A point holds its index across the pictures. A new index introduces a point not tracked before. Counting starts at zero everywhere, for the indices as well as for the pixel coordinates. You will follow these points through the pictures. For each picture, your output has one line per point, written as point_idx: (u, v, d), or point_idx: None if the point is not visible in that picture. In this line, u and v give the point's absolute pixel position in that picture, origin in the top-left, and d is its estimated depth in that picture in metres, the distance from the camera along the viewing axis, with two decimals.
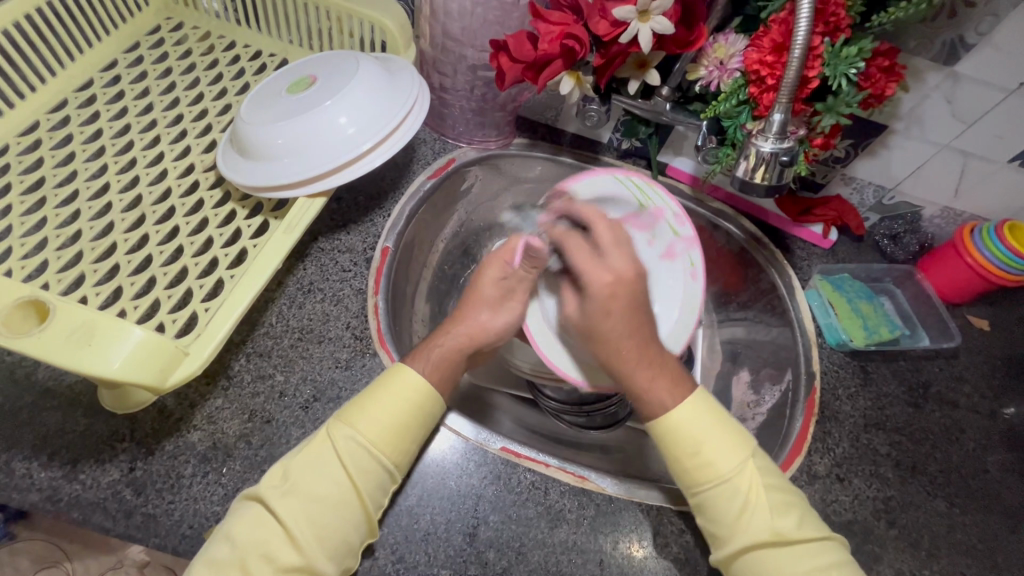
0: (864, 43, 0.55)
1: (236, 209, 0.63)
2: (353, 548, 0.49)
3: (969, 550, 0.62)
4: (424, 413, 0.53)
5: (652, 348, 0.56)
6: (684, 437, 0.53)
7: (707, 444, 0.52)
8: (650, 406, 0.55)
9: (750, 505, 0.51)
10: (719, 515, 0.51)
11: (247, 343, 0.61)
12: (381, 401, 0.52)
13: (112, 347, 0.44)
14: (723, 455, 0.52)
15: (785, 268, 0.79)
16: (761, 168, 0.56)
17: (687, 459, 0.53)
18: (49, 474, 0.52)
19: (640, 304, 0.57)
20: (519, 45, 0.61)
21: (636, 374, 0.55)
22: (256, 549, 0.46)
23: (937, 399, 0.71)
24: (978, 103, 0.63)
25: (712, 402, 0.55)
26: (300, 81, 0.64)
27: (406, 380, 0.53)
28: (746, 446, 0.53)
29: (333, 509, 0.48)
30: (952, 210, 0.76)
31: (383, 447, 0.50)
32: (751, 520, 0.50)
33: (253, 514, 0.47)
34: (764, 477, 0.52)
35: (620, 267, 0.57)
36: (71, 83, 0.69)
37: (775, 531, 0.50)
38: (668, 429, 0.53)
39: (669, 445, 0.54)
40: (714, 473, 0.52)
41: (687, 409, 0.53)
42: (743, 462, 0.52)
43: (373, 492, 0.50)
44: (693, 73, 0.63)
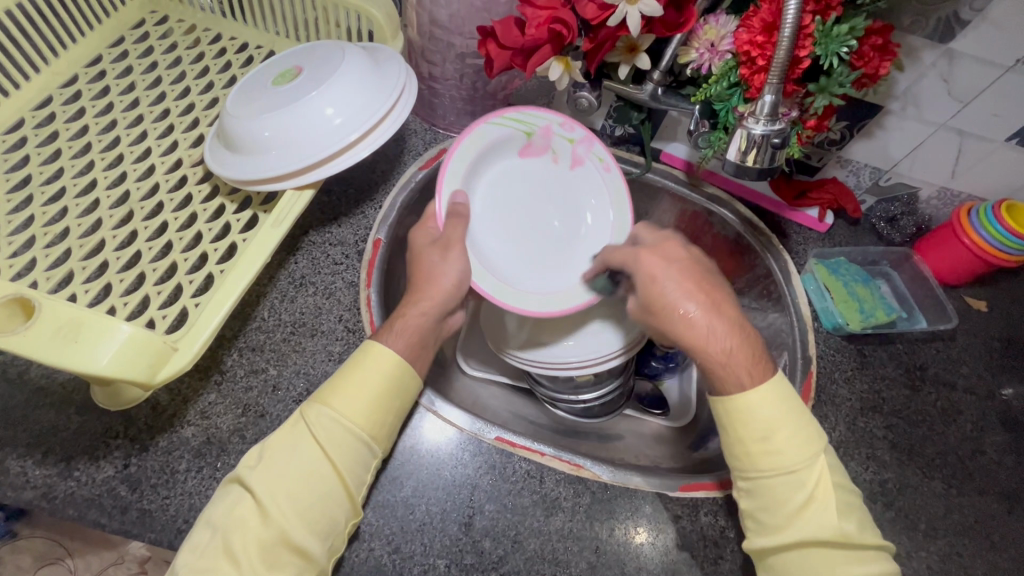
0: (856, 22, 0.53)
1: (225, 203, 0.62)
2: (336, 524, 0.49)
3: (966, 531, 0.62)
4: (398, 388, 0.52)
5: (727, 313, 0.55)
6: (759, 421, 0.52)
7: (780, 432, 0.51)
8: (723, 381, 0.53)
9: (815, 500, 0.50)
10: (780, 503, 0.51)
11: (239, 338, 0.61)
12: (355, 378, 0.51)
13: (101, 343, 0.43)
14: (793, 447, 0.51)
15: (781, 253, 0.78)
16: (753, 152, 0.56)
17: (756, 443, 0.52)
18: (43, 471, 0.52)
19: (705, 273, 0.58)
20: (506, 32, 0.60)
21: (710, 346, 0.54)
22: (236, 530, 0.46)
23: (934, 381, 0.71)
24: (974, 81, 0.62)
25: (789, 388, 0.53)
26: (285, 73, 0.63)
27: (377, 356, 0.52)
28: (818, 442, 0.52)
29: (312, 485, 0.48)
30: (949, 190, 0.75)
31: (358, 422, 0.50)
32: (813, 517, 0.49)
33: (233, 496, 0.48)
34: (834, 476, 0.51)
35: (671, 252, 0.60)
36: (55, 80, 0.68)
37: (840, 532, 0.49)
38: (739, 409, 0.52)
39: (737, 428, 0.52)
40: (782, 464, 0.51)
41: (759, 391, 0.52)
42: (814, 458, 0.51)
43: (352, 469, 0.50)
44: (684, 57, 0.62)
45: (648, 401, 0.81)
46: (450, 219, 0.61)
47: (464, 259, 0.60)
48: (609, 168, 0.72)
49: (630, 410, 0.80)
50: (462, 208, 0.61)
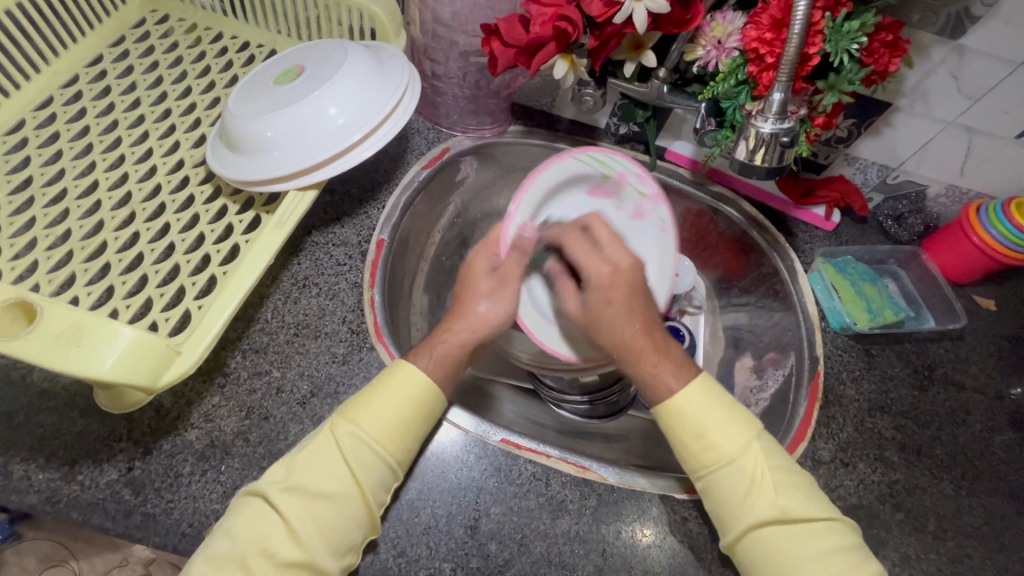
0: (866, 18, 0.53)
1: (227, 204, 0.62)
2: (353, 543, 0.48)
3: (975, 532, 0.61)
4: (426, 409, 0.52)
5: (657, 333, 0.56)
6: (693, 419, 0.51)
7: (714, 426, 0.51)
8: (654, 389, 0.53)
9: (756, 485, 0.50)
10: (728, 494, 0.50)
11: (242, 340, 0.60)
12: (386, 399, 0.51)
13: (103, 347, 0.43)
14: (729, 435, 0.51)
15: (787, 251, 0.78)
16: (761, 151, 0.55)
17: (694, 442, 0.51)
18: (46, 475, 0.52)
19: (642, 294, 0.57)
20: (511, 30, 0.59)
21: (643, 361, 0.54)
22: (256, 547, 0.45)
23: (943, 380, 0.70)
24: (984, 77, 0.62)
25: (713, 388, 0.53)
26: (287, 72, 0.63)
27: (410, 378, 0.52)
28: (749, 427, 0.52)
29: (336, 505, 0.47)
30: (957, 188, 0.75)
31: (387, 444, 0.50)
32: (756, 501, 0.49)
33: (254, 512, 0.47)
34: (768, 457, 0.51)
35: (619, 261, 0.58)
36: (56, 80, 0.68)
37: (783, 509, 0.49)
38: (671, 411, 0.52)
39: (674, 431, 0.52)
40: (721, 455, 0.50)
41: (693, 392, 0.52)
42: (748, 442, 0.51)
43: (376, 489, 0.49)
44: (691, 54, 0.61)
45: None
46: (512, 250, 0.63)
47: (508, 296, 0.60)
48: (665, 229, 0.70)
49: (635, 411, 0.79)
50: (524, 242, 0.63)
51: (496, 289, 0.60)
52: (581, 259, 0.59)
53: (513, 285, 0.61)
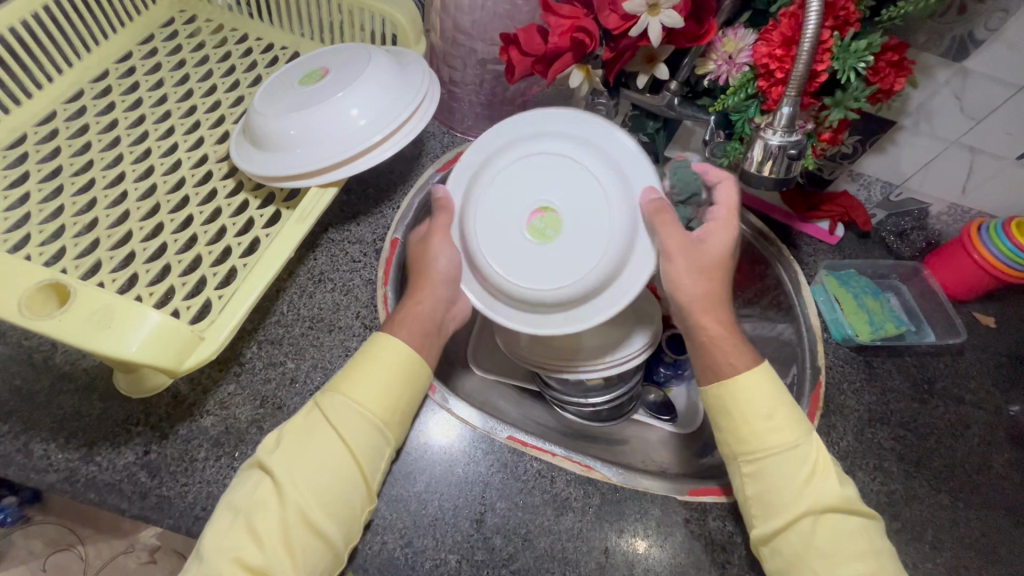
0: (874, 39, 0.55)
1: (249, 198, 0.63)
2: (354, 511, 0.49)
3: (973, 545, 0.62)
4: (410, 375, 0.54)
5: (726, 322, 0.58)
6: (755, 402, 0.54)
7: (780, 409, 0.54)
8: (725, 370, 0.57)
9: (817, 475, 0.52)
10: (786, 479, 0.52)
11: (258, 331, 0.62)
12: (374, 366, 0.53)
13: (130, 330, 0.44)
14: (793, 426, 0.53)
15: (791, 262, 0.79)
16: (769, 162, 0.56)
17: (761, 422, 0.53)
18: (66, 455, 0.53)
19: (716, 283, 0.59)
20: (529, 39, 0.61)
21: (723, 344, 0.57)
22: (257, 515, 0.47)
23: (942, 395, 0.71)
24: (987, 100, 0.63)
25: (775, 376, 0.55)
26: (312, 73, 0.65)
27: (393, 346, 0.54)
28: (807, 420, 0.55)
29: (329, 470, 0.49)
30: (958, 207, 0.76)
31: (375, 409, 0.51)
32: (817, 489, 0.51)
33: (255, 482, 0.48)
34: (825, 451, 0.54)
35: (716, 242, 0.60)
36: (87, 74, 0.70)
37: (842, 496, 0.51)
38: (733, 394, 0.55)
39: (743, 411, 0.54)
40: (784, 439, 0.53)
41: (758, 379, 0.55)
42: (808, 433, 0.54)
43: (367, 454, 0.50)
44: (702, 68, 0.64)
45: (656, 407, 0.80)
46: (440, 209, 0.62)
47: (452, 249, 0.62)
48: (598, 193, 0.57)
49: (638, 415, 0.80)
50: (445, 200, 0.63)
51: (443, 279, 0.61)
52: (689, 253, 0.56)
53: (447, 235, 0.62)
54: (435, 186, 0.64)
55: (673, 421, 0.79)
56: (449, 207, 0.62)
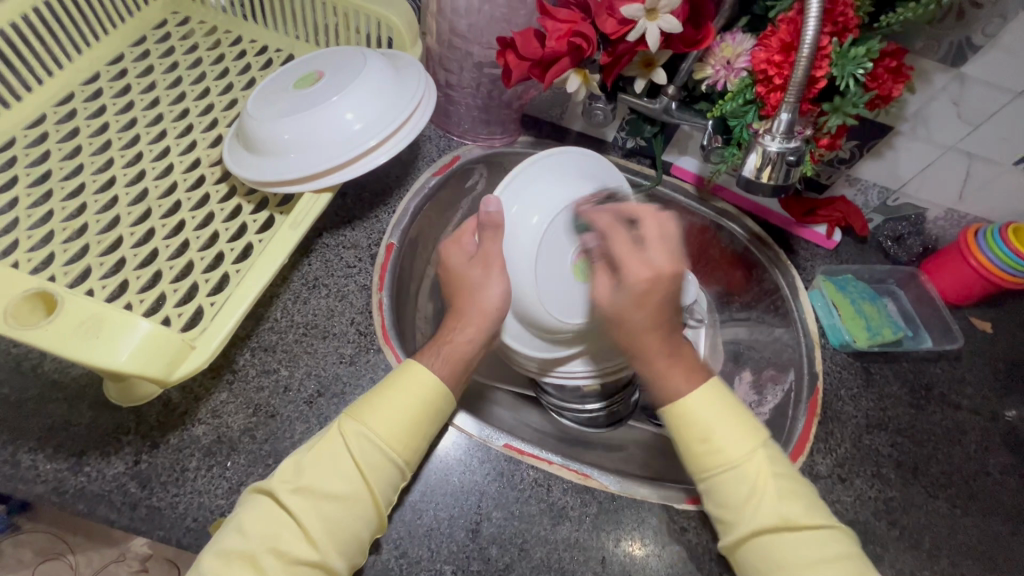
0: (873, 44, 0.54)
1: (242, 204, 0.63)
2: (362, 543, 0.49)
3: (970, 552, 0.62)
4: (433, 410, 0.53)
5: (673, 339, 0.59)
6: (696, 422, 0.53)
7: (718, 429, 0.53)
8: (665, 392, 0.56)
9: (757, 493, 0.51)
10: (728, 497, 0.51)
11: (251, 338, 0.61)
12: (397, 400, 0.52)
13: (120, 339, 0.44)
14: (733, 441, 0.52)
15: (789, 269, 0.79)
16: (768, 168, 0.56)
17: (698, 445, 0.53)
18: (54, 466, 0.52)
19: (666, 304, 0.60)
20: (526, 43, 0.61)
21: (654, 359, 0.58)
22: (267, 543, 0.46)
23: (939, 401, 0.71)
24: (984, 105, 0.63)
25: (726, 393, 0.55)
26: (306, 77, 0.64)
27: (419, 379, 0.53)
28: (757, 434, 0.53)
29: (345, 504, 0.48)
30: (956, 212, 0.76)
31: (395, 445, 0.50)
32: (757, 508, 0.50)
33: (265, 508, 0.48)
34: (772, 466, 0.52)
35: (661, 265, 0.60)
36: (77, 76, 0.69)
37: (782, 517, 0.50)
38: (678, 415, 0.54)
39: (680, 433, 0.54)
40: (724, 459, 0.52)
41: (704, 399, 0.54)
42: (753, 450, 0.52)
43: (384, 489, 0.50)
44: (700, 73, 0.63)
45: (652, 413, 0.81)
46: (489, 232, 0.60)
47: (506, 281, 0.61)
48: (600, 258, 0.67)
49: (634, 421, 0.81)
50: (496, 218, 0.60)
51: (496, 315, 0.60)
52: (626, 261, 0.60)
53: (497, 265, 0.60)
54: (488, 197, 0.60)
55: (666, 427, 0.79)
56: (500, 227, 0.60)
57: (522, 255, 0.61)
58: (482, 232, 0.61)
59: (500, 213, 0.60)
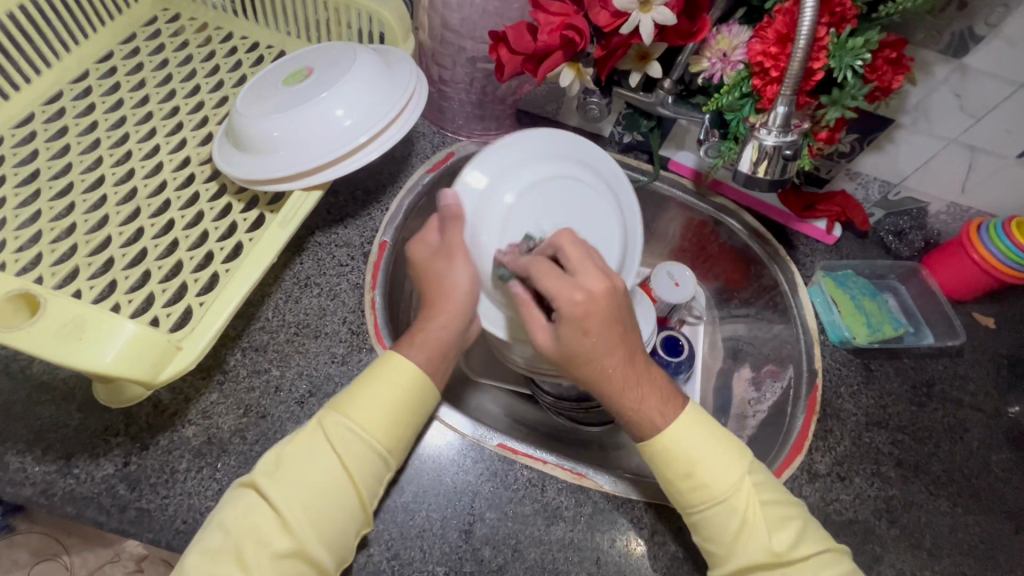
0: (871, 35, 0.53)
1: (231, 202, 0.62)
2: (347, 537, 0.48)
3: (971, 551, 0.61)
4: (416, 400, 0.52)
5: (637, 363, 0.54)
6: (683, 456, 0.51)
7: (702, 464, 0.51)
8: (641, 425, 0.53)
9: (747, 525, 0.50)
10: (718, 531, 0.50)
11: (242, 338, 0.61)
12: (378, 390, 0.51)
13: (104, 341, 0.43)
14: (719, 473, 0.51)
15: (788, 265, 0.78)
16: (764, 163, 0.55)
17: (682, 480, 0.51)
18: (43, 468, 0.52)
19: (615, 329, 0.53)
20: (518, 37, 0.60)
21: (625, 395, 0.53)
22: (249, 539, 0.45)
23: (941, 398, 0.70)
24: (986, 97, 0.62)
25: (704, 413, 0.54)
26: (296, 73, 0.63)
27: (400, 369, 0.52)
28: (742, 460, 0.52)
29: (327, 495, 0.47)
30: (958, 206, 0.75)
31: (377, 435, 0.50)
32: (747, 542, 0.49)
33: (248, 503, 0.47)
34: (760, 492, 0.51)
35: (593, 286, 0.53)
36: (66, 75, 0.68)
37: (771, 552, 0.49)
38: (660, 451, 0.52)
39: (665, 468, 0.52)
40: (712, 494, 0.50)
41: (684, 429, 0.52)
42: (740, 479, 0.51)
43: (367, 480, 0.49)
44: (695, 66, 0.62)
45: None
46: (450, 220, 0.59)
47: (471, 266, 0.59)
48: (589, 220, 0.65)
49: None
50: (456, 208, 0.59)
51: (465, 298, 0.58)
52: (550, 287, 0.53)
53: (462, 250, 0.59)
54: (444, 192, 0.60)
55: None
56: (461, 217, 0.59)
57: (489, 242, 0.60)
58: (443, 225, 0.60)
59: (458, 204, 0.59)
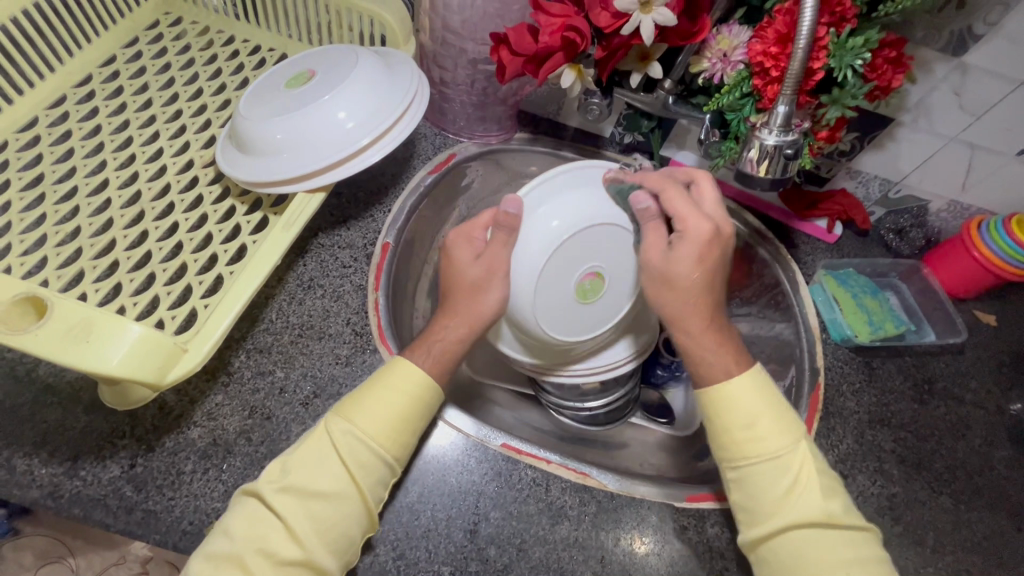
0: (871, 34, 0.53)
1: (235, 205, 0.62)
2: (353, 543, 0.48)
3: (975, 547, 0.61)
4: (421, 406, 0.52)
5: (719, 317, 0.56)
6: (741, 410, 0.52)
7: (762, 420, 0.52)
8: (711, 370, 0.54)
9: (799, 485, 0.50)
10: (768, 488, 0.51)
11: (246, 340, 0.61)
12: (382, 398, 0.51)
13: (111, 344, 0.44)
14: (775, 433, 0.52)
15: (790, 263, 0.78)
16: (765, 162, 0.55)
17: (740, 432, 0.52)
18: (50, 470, 0.52)
19: (720, 268, 0.55)
20: (520, 39, 0.60)
21: (701, 340, 0.55)
22: (255, 545, 0.46)
23: (943, 395, 0.70)
24: (986, 95, 0.62)
25: (769, 380, 0.55)
26: (298, 76, 0.64)
27: (403, 376, 0.52)
28: (800, 429, 0.53)
29: (332, 503, 0.47)
30: (958, 204, 0.75)
31: (382, 442, 0.50)
32: (798, 500, 0.50)
33: (253, 509, 0.47)
34: (815, 460, 0.52)
35: (720, 221, 0.55)
36: (69, 79, 0.69)
37: (826, 512, 0.49)
38: (721, 398, 0.53)
39: (720, 420, 0.53)
40: (765, 450, 0.51)
41: (742, 384, 0.53)
42: (797, 442, 0.52)
43: (373, 486, 0.49)
44: (696, 66, 0.62)
45: (655, 412, 0.80)
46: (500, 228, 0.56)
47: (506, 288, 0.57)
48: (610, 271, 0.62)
49: (636, 418, 0.80)
50: (512, 218, 0.56)
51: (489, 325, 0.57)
52: (680, 211, 0.54)
53: (501, 267, 0.56)
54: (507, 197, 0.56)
55: (671, 424, 0.79)
56: (512, 230, 0.56)
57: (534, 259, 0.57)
58: (495, 231, 0.57)
59: (518, 213, 0.56)
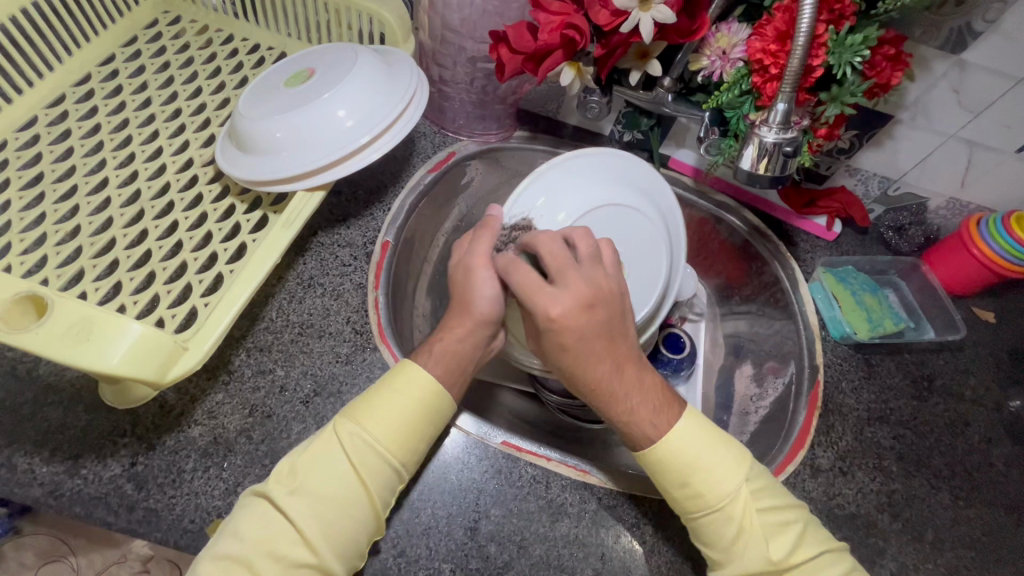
0: (870, 32, 0.54)
1: (235, 203, 0.62)
2: (360, 546, 0.49)
3: (973, 543, 0.61)
4: (431, 411, 0.52)
5: (639, 376, 0.56)
6: (676, 466, 0.52)
7: (698, 474, 0.51)
8: (639, 435, 0.54)
9: (744, 534, 0.50)
10: (716, 539, 0.51)
11: (247, 338, 0.61)
12: (393, 402, 0.51)
13: (112, 341, 0.44)
14: (715, 480, 0.51)
15: (787, 259, 0.79)
16: (764, 160, 0.56)
17: (677, 488, 0.52)
18: (51, 469, 0.52)
19: (600, 321, 0.55)
20: (519, 36, 0.60)
21: (628, 400, 0.54)
22: (262, 547, 0.46)
23: (942, 392, 0.70)
24: (985, 93, 0.62)
25: (704, 422, 0.54)
26: (297, 74, 0.64)
27: (415, 380, 0.52)
28: (741, 469, 0.52)
29: (340, 506, 0.48)
30: (957, 201, 0.75)
31: (392, 446, 0.50)
32: (744, 550, 0.50)
33: (258, 510, 0.47)
34: (756, 500, 0.51)
35: (596, 280, 0.55)
36: (69, 78, 0.69)
37: (769, 560, 0.50)
38: (657, 459, 0.52)
39: (658, 476, 0.53)
40: (707, 502, 0.51)
41: (683, 432, 0.52)
42: (738, 488, 0.51)
43: (381, 490, 0.50)
44: (695, 64, 0.62)
45: None
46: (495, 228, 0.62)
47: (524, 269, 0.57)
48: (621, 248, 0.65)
49: None
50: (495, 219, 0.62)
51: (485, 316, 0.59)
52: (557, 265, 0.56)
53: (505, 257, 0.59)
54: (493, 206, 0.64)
55: None
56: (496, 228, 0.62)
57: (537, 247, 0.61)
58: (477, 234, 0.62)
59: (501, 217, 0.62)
